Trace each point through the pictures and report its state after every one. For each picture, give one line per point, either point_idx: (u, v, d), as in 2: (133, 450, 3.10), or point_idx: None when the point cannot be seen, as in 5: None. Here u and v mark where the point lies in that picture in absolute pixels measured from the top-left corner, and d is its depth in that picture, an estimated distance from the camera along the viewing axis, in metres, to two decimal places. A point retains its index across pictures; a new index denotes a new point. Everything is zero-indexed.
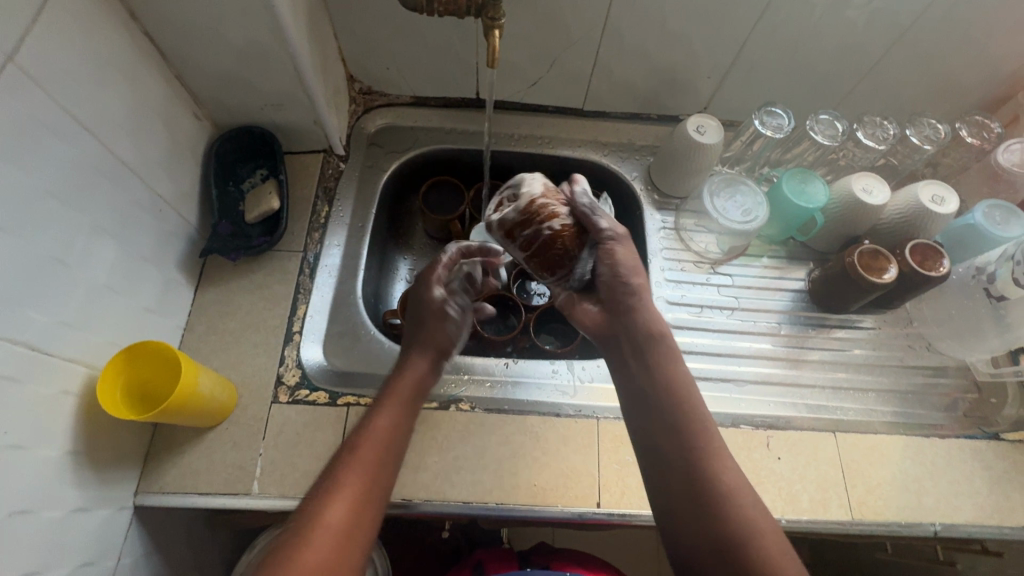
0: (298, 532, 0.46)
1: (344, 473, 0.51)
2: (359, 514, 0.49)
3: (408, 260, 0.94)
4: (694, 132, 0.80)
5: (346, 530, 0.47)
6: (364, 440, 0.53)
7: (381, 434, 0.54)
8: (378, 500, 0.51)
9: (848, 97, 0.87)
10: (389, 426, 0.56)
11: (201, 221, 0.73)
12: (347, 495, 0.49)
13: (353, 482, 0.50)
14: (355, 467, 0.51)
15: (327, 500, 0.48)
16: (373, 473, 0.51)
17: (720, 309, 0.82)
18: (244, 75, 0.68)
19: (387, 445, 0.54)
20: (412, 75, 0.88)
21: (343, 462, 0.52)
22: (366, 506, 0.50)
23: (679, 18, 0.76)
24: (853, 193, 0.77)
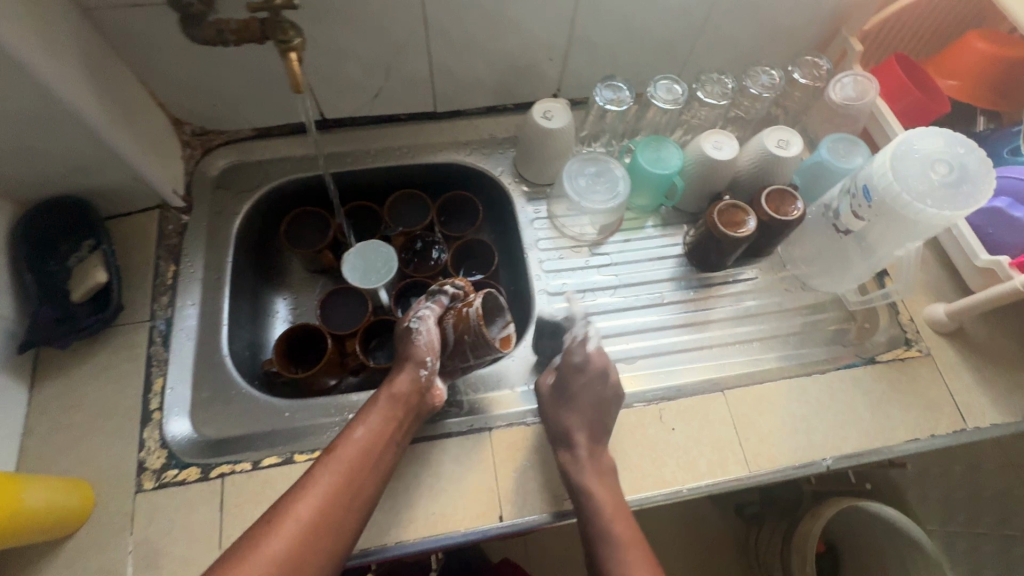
0: (266, 522, 0.52)
1: (318, 476, 0.55)
2: (325, 513, 0.53)
3: (285, 297, 0.90)
4: (541, 119, 0.79)
5: (310, 529, 0.52)
6: (341, 449, 0.58)
7: (360, 443, 0.59)
8: (348, 505, 0.55)
9: (690, 56, 0.88)
10: (368, 435, 0.59)
11: (18, 312, 0.65)
12: (317, 495, 0.54)
13: (325, 481, 0.55)
14: (329, 470, 0.56)
15: (299, 498, 0.53)
16: (347, 478, 0.56)
17: (604, 290, 0.82)
18: (27, 146, 0.62)
19: (364, 454, 0.58)
20: (244, 108, 0.82)
21: (320, 466, 0.56)
22: (333, 508, 0.54)
23: (500, 7, 0.74)
24: (704, 151, 0.79)
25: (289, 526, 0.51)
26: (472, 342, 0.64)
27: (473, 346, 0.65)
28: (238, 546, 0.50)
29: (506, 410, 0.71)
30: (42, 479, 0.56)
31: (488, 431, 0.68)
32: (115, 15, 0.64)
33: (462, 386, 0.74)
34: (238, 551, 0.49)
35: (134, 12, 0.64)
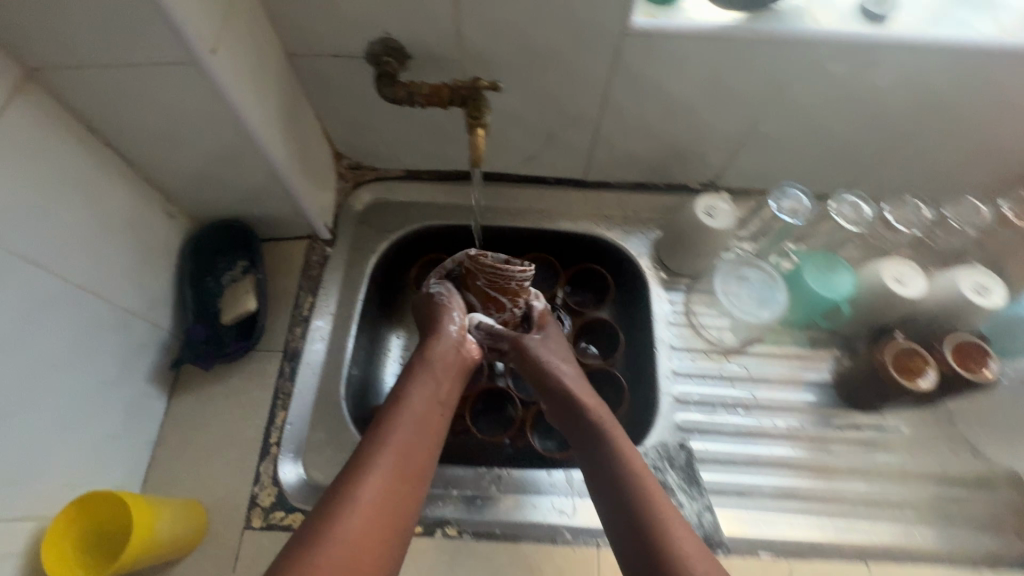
0: (340, 488, 0.53)
1: (381, 443, 0.57)
2: (391, 479, 0.55)
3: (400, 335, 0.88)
4: (704, 215, 0.75)
5: (382, 495, 0.53)
6: (398, 418, 0.60)
7: (414, 414, 0.61)
8: (411, 473, 0.57)
9: (876, 167, 0.79)
10: (421, 404, 0.62)
11: (175, 326, 0.69)
12: (383, 461, 0.55)
13: (390, 450, 0.56)
14: (392, 440, 0.57)
15: (367, 463, 0.55)
16: (409, 448, 0.58)
17: (736, 407, 0.75)
18: (216, 177, 0.64)
19: (420, 425, 0.60)
20: (402, 152, 0.83)
21: (379, 432, 0.58)
22: (400, 475, 0.56)
23: (686, 96, 0.70)
24: (883, 281, 0.70)
25: (364, 492, 0.52)
26: (487, 285, 0.70)
27: (494, 288, 0.70)
28: (316, 516, 0.50)
29: None
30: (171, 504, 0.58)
31: (596, 548, 0.64)
32: (315, 61, 0.67)
33: (573, 484, 0.69)
34: (320, 519, 0.50)
35: (333, 60, 0.66)
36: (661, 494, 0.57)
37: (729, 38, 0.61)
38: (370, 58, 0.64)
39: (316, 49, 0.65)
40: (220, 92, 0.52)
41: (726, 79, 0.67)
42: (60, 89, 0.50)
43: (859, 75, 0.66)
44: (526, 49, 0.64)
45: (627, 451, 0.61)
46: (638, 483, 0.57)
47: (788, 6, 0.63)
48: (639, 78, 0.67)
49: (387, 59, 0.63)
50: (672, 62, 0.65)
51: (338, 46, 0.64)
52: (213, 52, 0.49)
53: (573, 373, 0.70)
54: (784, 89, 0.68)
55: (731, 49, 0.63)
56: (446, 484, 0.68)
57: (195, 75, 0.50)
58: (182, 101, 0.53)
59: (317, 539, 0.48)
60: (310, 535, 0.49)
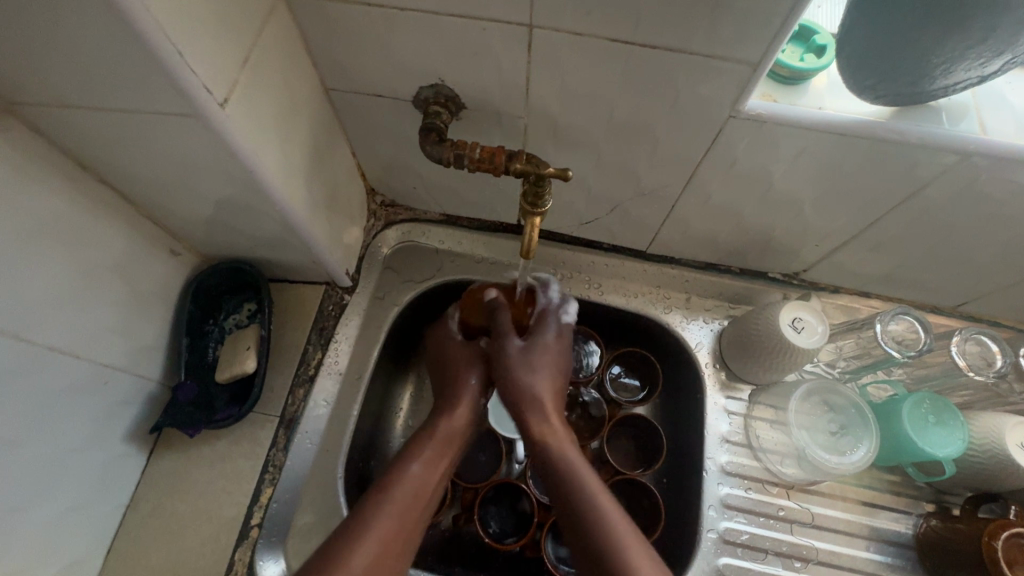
0: (337, 549, 0.45)
1: (381, 505, 0.48)
2: (391, 552, 0.47)
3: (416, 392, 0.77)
4: (790, 327, 0.62)
5: (381, 565, 0.45)
6: (403, 480, 0.51)
7: (419, 479, 0.52)
8: (408, 543, 0.48)
9: (1008, 289, 0.65)
10: (428, 465, 0.54)
11: (166, 376, 0.62)
12: (383, 525, 0.47)
13: (392, 516, 0.48)
14: (395, 504, 0.49)
15: (366, 526, 0.46)
16: (411, 515, 0.50)
17: (791, 560, 0.63)
18: (226, 221, 0.56)
19: (423, 489, 0.52)
20: (442, 197, 0.73)
21: (381, 491, 0.50)
22: (397, 545, 0.47)
23: (789, 188, 0.57)
24: (1007, 446, 0.58)
25: (362, 562, 0.44)
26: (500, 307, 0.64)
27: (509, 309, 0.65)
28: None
29: None
30: None
31: None
32: (354, 99, 0.57)
33: None
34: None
35: (375, 101, 0.57)
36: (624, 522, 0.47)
37: (862, 137, 0.49)
38: (420, 104, 0.55)
39: (355, 87, 0.55)
40: (229, 147, 0.43)
41: (846, 179, 0.54)
42: (50, 125, 0.43)
43: (1021, 196, 0.52)
44: (603, 117, 0.53)
45: (580, 470, 0.51)
46: (592, 511, 0.48)
47: (944, 103, 0.50)
48: (736, 164, 0.55)
49: (437, 110, 0.54)
50: (781, 152, 0.52)
51: (382, 87, 0.55)
52: (227, 101, 0.41)
53: (545, 379, 0.59)
54: (917, 198, 0.55)
55: (861, 149, 0.50)
56: None
57: (202, 129, 0.41)
58: (187, 150, 0.45)
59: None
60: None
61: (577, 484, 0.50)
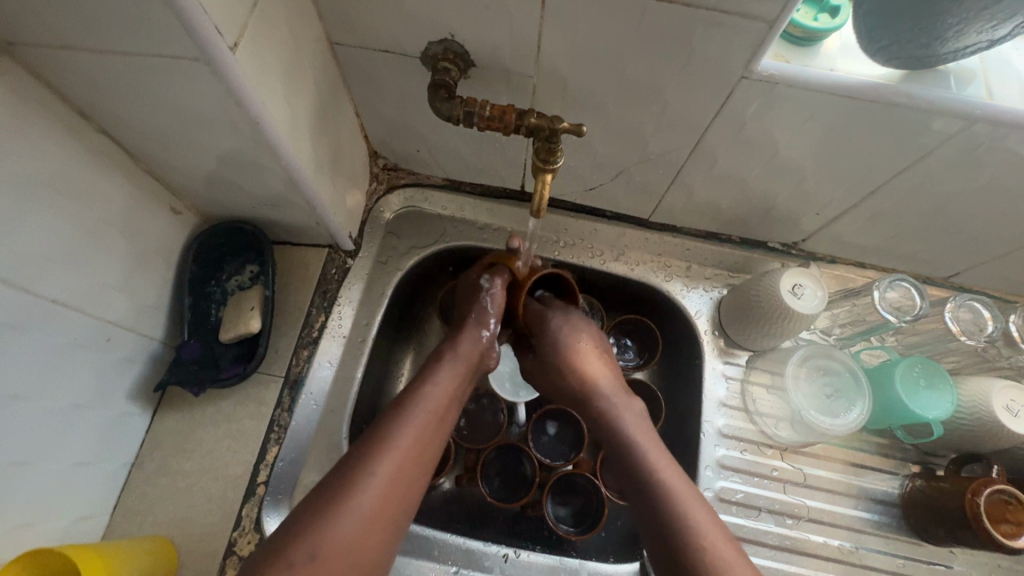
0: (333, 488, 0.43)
1: (394, 432, 0.47)
2: (403, 481, 0.46)
3: (420, 358, 0.78)
4: (789, 292, 0.63)
5: (391, 499, 0.45)
6: (413, 407, 0.50)
7: (432, 403, 0.51)
8: (421, 470, 0.47)
9: (999, 260, 0.67)
10: (439, 394, 0.52)
11: (168, 336, 0.61)
12: (392, 456, 0.46)
13: (404, 444, 0.47)
14: (407, 430, 0.48)
15: (367, 465, 0.45)
16: (426, 440, 0.49)
17: (784, 517, 0.65)
18: (229, 177, 0.55)
19: (437, 414, 0.50)
20: (445, 161, 0.72)
21: (393, 418, 0.48)
22: (409, 473, 0.46)
23: (794, 153, 0.57)
24: (993, 410, 0.59)
25: (362, 501, 0.43)
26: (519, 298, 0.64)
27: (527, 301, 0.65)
28: (304, 520, 0.42)
29: None
30: (135, 554, 0.51)
31: None
32: (359, 54, 0.56)
33: None
34: (304, 528, 0.41)
35: (381, 56, 0.56)
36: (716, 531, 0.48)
37: (870, 100, 0.49)
38: (428, 60, 0.54)
39: (362, 41, 0.54)
40: (237, 96, 0.43)
41: (853, 145, 0.55)
42: (50, 70, 0.42)
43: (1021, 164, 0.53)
44: (613, 77, 0.52)
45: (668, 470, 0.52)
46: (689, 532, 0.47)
47: (953, 67, 0.50)
48: (744, 126, 0.55)
49: (446, 66, 0.53)
50: (790, 115, 0.52)
51: (389, 42, 0.54)
52: (236, 47, 0.40)
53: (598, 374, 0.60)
54: (920, 166, 0.55)
55: (869, 113, 0.50)
56: (444, 560, 0.62)
57: (210, 76, 0.40)
58: (192, 99, 0.44)
59: (300, 556, 0.40)
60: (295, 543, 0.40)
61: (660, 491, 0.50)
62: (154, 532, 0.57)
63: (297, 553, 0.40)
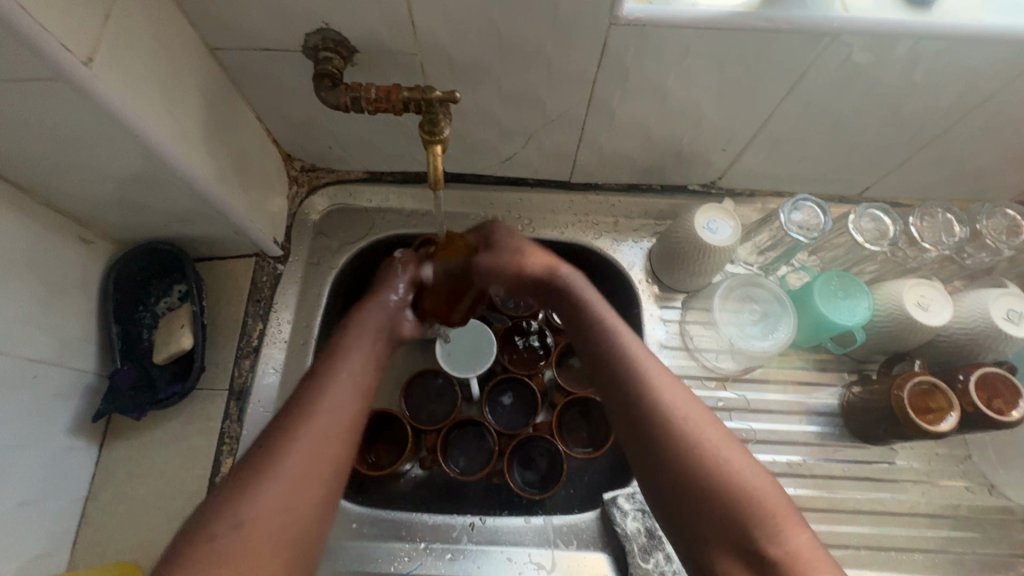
0: (254, 465, 0.41)
1: (320, 392, 0.45)
2: (333, 438, 0.43)
3: None
4: (703, 229, 0.65)
5: (320, 455, 0.42)
6: (341, 358, 0.48)
7: (359, 355, 0.49)
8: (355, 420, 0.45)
9: (899, 168, 0.70)
10: (366, 343, 0.50)
11: (101, 366, 0.61)
12: (313, 424, 0.43)
13: (329, 398, 0.45)
14: (335, 383, 0.46)
15: (290, 427, 0.43)
16: (354, 390, 0.46)
17: (735, 443, 0.68)
18: (132, 199, 0.55)
19: (363, 364, 0.48)
20: (359, 154, 0.72)
21: (316, 380, 0.46)
22: (338, 427, 0.44)
23: (685, 93, 0.59)
24: (904, 308, 0.63)
25: (287, 462, 0.41)
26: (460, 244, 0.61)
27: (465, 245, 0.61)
28: (226, 495, 0.40)
29: None
30: None
31: None
32: (241, 56, 0.56)
33: (550, 535, 0.64)
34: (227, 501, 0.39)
35: (265, 56, 0.56)
36: (684, 401, 0.46)
37: (736, 29, 0.51)
38: (310, 52, 0.54)
39: (241, 43, 0.54)
40: (107, 110, 0.43)
41: (735, 76, 0.57)
42: None
43: (890, 71, 0.55)
44: (494, 42, 0.53)
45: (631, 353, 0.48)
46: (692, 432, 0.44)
47: None
48: (630, 72, 0.56)
49: (327, 55, 0.53)
50: (669, 55, 0.54)
51: (268, 39, 0.54)
52: (92, 61, 0.40)
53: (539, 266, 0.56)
54: (802, 86, 0.58)
55: (740, 42, 0.52)
56: (414, 538, 0.63)
57: (73, 94, 0.40)
58: (64, 121, 0.43)
59: (226, 531, 0.38)
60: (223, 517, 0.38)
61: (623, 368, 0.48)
62: (118, 560, 0.57)
63: (221, 526, 0.38)
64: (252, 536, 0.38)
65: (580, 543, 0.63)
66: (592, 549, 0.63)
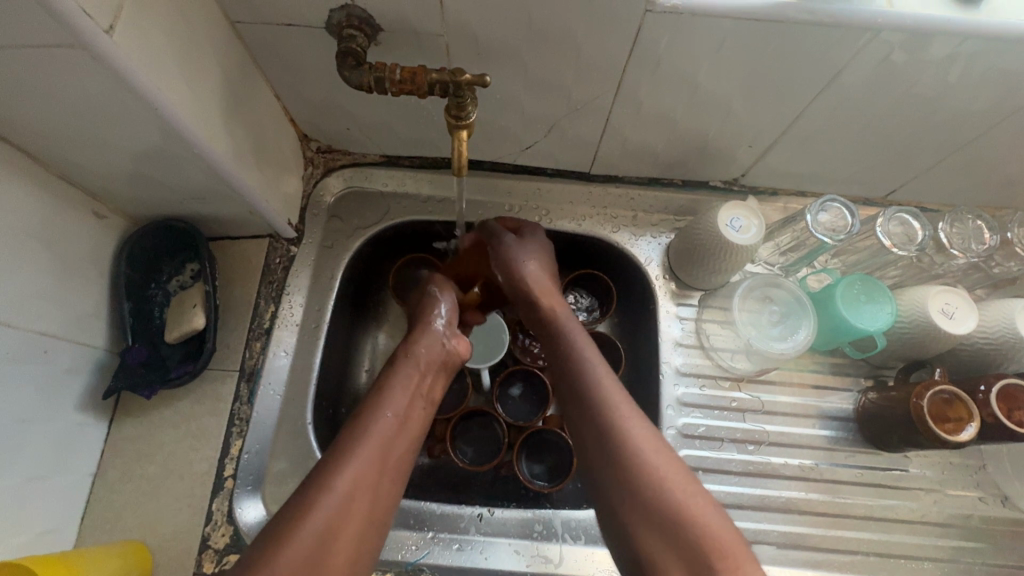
0: (291, 512, 0.43)
1: (355, 445, 0.48)
2: (365, 494, 0.46)
3: (381, 338, 0.77)
4: (726, 226, 0.64)
5: (353, 511, 0.44)
6: (378, 412, 0.50)
7: (393, 411, 0.51)
8: (390, 475, 0.48)
9: (928, 172, 0.69)
10: (400, 397, 0.53)
11: (112, 343, 0.61)
12: (350, 475, 0.45)
13: (364, 454, 0.47)
14: (367, 441, 0.48)
15: (327, 477, 0.45)
16: (387, 450, 0.48)
17: (747, 444, 0.68)
18: (148, 174, 0.54)
19: (399, 419, 0.51)
20: (377, 137, 0.70)
21: (356, 428, 0.49)
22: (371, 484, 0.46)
23: (716, 85, 0.58)
24: (929, 315, 0.61)
25: (324, 513, 0.43)
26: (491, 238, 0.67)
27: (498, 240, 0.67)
28: (264, 541, 0.42)
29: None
30: (101, 558, 0.52)
31: None
32: (261, 31, 0.54)
33: (558, 529, 0.63)
34: (266, 546, 0.41)
35: (286, 31, 0.54)
36: (659, 458, 0.49)
37: (772, 21, 0.49)
38: (333, 29, 0.53)
39: (262, 17, 0.53)
40: (125, 81, 0.41)
41: (769, 70, 0.55)
42: None
43: (930, 71, 0.54)
44: (523, 25, 0.52)
45: (613, 410, 0.52)
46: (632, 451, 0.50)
47: None
48: (661, 60, 0.54)
49: (351, 33, 0.52)
50: (702, 45, 0.52)
51: (290, 14, 0.52)
52: (114, 29, 0.39)
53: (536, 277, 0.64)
54: (837, 84, 0.56)
55: (776, 34, 0.50)
56: (421, 526, 0.63)
57: (89, 62, 0.39)
58: (81, 90, 0.42)
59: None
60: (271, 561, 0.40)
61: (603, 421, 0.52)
62: (125, 537, 0.57)
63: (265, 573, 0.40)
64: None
65: (588, 538, 0.63)
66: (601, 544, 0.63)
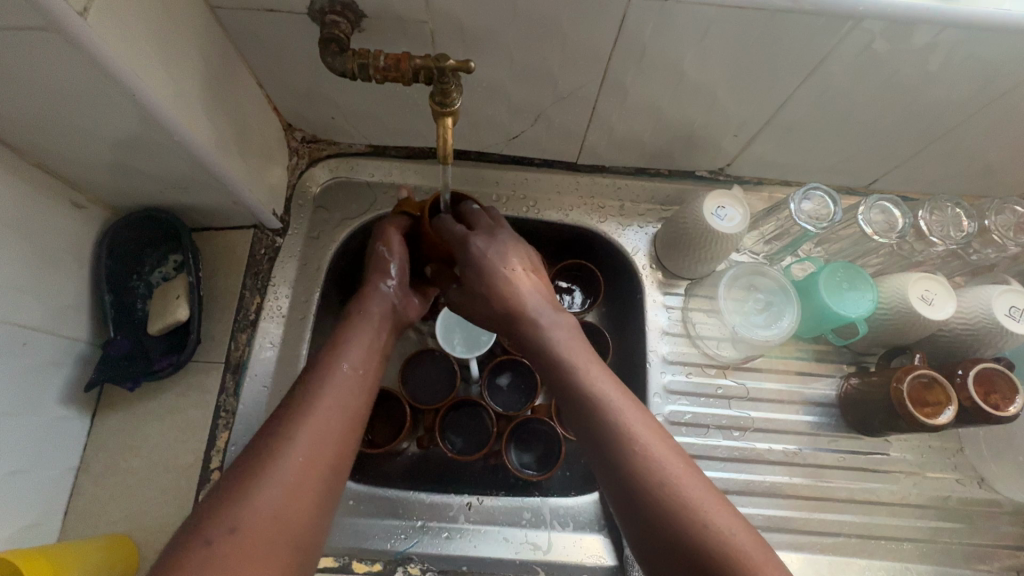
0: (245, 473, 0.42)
1: (313, 400, 0.47)
2: (327, 447, 0.45)
3: None
4: (712, 214, 0.64)
5: (318, 459, 0.44)
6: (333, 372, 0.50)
7: (346, 370, 0.51)
8: (349, 430, 0.48)
9: (910, 161, 0.69)
10: (357, 354, 0.53)
11: (94, 336, 0.60)
12: (307, 431, 0.45)
13: (322, 411, 0.47)
14: (328, 395, 0.48)
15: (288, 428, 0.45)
16: (347, 406, 0.48)
17: (732, 430, 0.69)
18: (128, 162, 0.53)
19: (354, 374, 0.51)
20: (362, 127, 0.70)
21: (314, 384, 0.49)
22: (332, 439, 0.46)
23: (702, 73, 0.58)
24: (909, 301, 0.62)
25: (286, 464, 0.43)
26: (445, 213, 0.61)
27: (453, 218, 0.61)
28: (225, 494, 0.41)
29: (590, 562, 0.61)
30: (86, 552, 0.51)
31: None
32: (241, 16, 0.53)
33: (546, 517, 0.64)
34: (227, 499, 0.41)
35: (267, 17, 0.53)
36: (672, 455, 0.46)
37: (755, 9, 0.49)
38: (315, 14, 0.52)
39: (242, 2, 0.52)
40: (101, 65, 0.40)
41: (753, 58, 0.55)
42: None
43: (911, 60, 0.54)
44: (508, 12, 0.52)
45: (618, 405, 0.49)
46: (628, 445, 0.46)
47: None
48: (646, 47, 0.54)
49: (334, 19, 0.51)
50: (687, 33, 0.52)
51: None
52: (87, 12, 0.38)
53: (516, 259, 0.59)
54: (821, 72, 0.56)
55: (759, 22, 0.51)
56: (410, 516, 0.64)
57: (64, 46, 0.38)
58: (55, 75, 0.41)
59: (218, 535, 0.39)
60: (232, 509, 0.40)
61: (607, 411, 0.48)
62: (111, 530, 0.56)
63: (216, 529, 0.39)
64: (245, 532, 0.39)
65: (576, 525, 0.64)
66: (588, 531, 0.64)
